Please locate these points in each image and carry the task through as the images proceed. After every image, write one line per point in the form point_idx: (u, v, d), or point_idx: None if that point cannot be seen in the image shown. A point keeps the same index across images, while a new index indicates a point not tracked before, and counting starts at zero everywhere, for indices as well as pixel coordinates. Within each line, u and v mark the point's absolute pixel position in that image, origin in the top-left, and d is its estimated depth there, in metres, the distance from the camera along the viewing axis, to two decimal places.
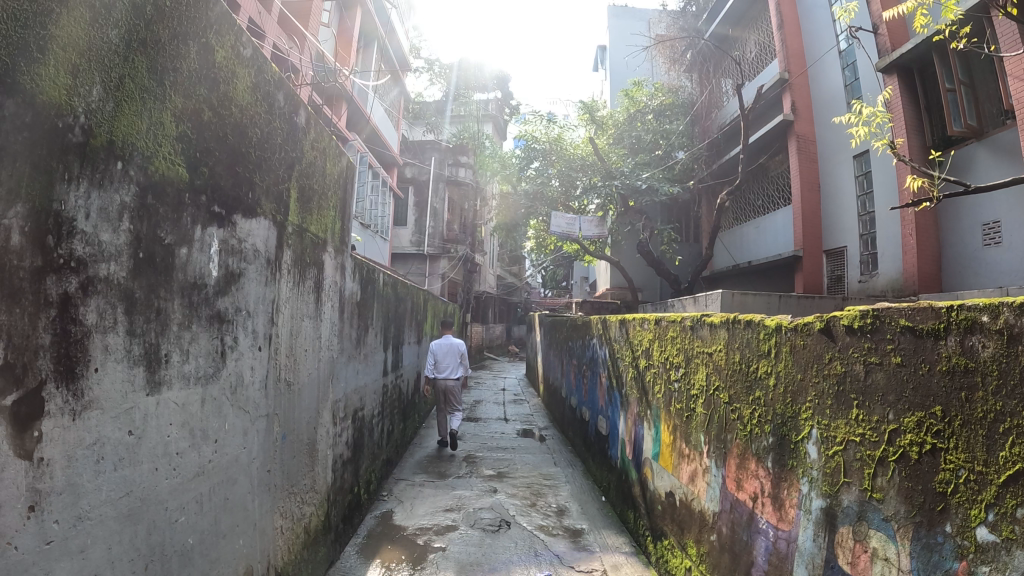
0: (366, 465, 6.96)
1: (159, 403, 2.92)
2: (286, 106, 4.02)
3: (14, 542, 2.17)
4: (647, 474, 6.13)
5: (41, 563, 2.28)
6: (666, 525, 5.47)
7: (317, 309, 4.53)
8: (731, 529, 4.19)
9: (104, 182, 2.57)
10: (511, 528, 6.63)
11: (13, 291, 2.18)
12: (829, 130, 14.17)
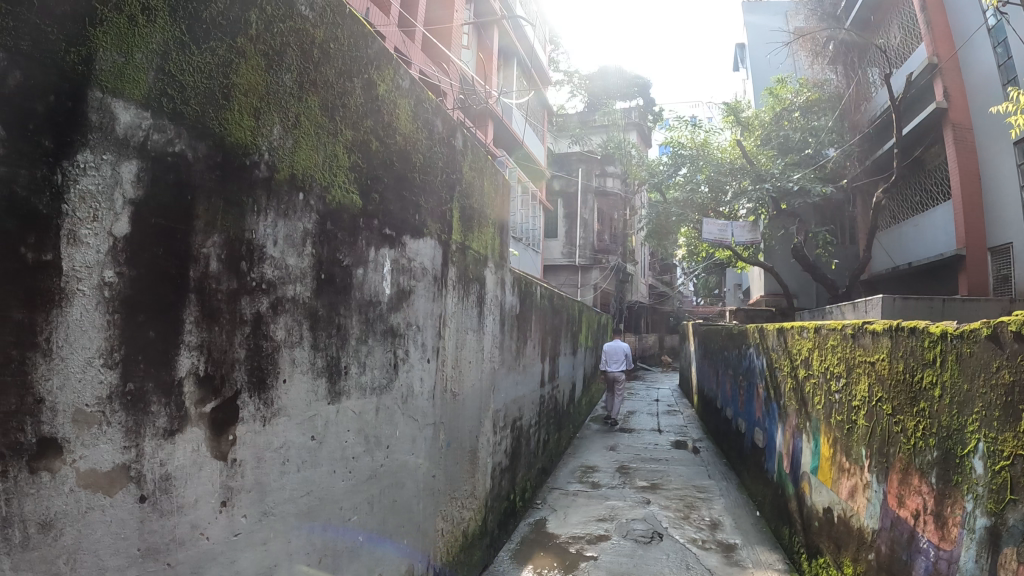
0: (523, 473, 7.14)
1: (339, 410, 3.16)
2: (445, 131, 4.22)
3: (206, 533, 2.50)
4: (805, 489, 5.90)
5: (228, 553, 2.59)
6: (823, 543, 5.25)
7: (479, 323, 4.72)
8: (892, 548, 3.98)
9: (289, 212, 2.84)
10: (663, 540, 6.58)
11: (211, 311, 2.48)
12: (987, 117, 13.08)
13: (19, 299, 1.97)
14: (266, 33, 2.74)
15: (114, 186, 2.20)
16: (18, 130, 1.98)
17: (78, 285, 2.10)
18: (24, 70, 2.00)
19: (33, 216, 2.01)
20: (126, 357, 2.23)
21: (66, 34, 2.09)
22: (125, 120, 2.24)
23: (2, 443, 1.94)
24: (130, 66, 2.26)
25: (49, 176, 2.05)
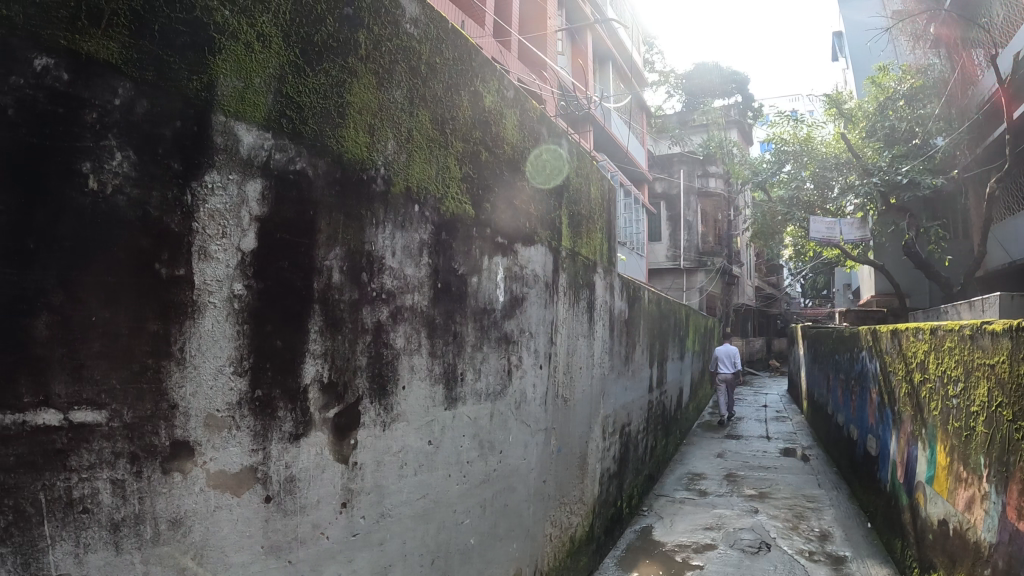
0: (630, 479, 7.08)
1: (455, 416, 3.22)
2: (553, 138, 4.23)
3: (326, 532, 2.61)
4: (919, 500, 5.61)
5: (346, 552, 2.68)
6: (938, 557, 4.99)
7: (590, 328, 4.71)
8: (1010, 564, 3.73)
9: (406, 223, 2.92)
10: (771, 551, 6.39)
11: (334, 321, 2.60)
12: None
13: (155, 312, 2.13)
14: (375, 52, 2.83)
15: (241, 205, 2.32)
16: (147, 154, 2.13)
17: (209, 298, 2.23)
18: (150, 98, 2.15)
19: (167, 234, 2.16)
20: (255, 366, 2.36)
21: (188, 63, 2.23)
22: (249, 141, 2.36)
23: (137, 445, 2.11)
24: (251, 90, 2.38)
25: (180, 196, 2.19)
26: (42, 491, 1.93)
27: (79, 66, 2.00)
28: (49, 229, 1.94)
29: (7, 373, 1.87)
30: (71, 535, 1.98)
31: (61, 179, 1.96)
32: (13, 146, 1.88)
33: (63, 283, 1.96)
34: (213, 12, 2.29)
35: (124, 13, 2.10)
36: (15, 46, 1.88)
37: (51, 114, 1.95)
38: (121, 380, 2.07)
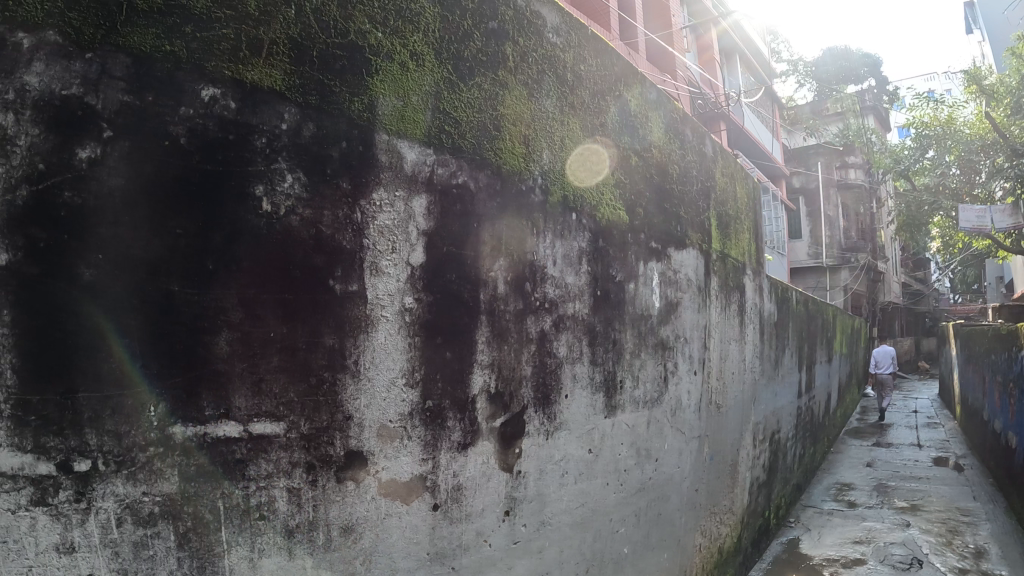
0: (777, 489, 6.82)
1: (614, 424, 3.20)
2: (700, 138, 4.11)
3: (489, 539, 2.64)
4: None
5: (507, 559, 2.69)
6: None
7: (741, 332, 4.56)
8: None
9: (565, 232, 2.92)
10: (924, 568, 6.00)
11: (500, 331, 2.62)
12: None
13: (330, 327, 2.23)
14: (523, 63, 2.86)
15: (408, 220, 2.38)
16: (317, 175, 2.23)
17: (382, 311, 2.31)
18: (315, 121, 2.25)
19: (339, 251, 2.25)
20: (426, 377, 2.41)
21: (348, 86, 2.32)
22: (412, 157, 2.41)
23: (312, 456, 2.21)
24: (410, 108, 2.44)
25: (351, 214, 2.27)
26: (221, 499, 2.10)
27: (244, 94, 2.14)
28: (228, 251, 2.10)
29: (190, 387, 2.06)
30: (247, 540, 2.13)
31: (235, 202, 2.12)
32: (188, 173, 2.07)
33: (242, 301, 2.11)
34: (368, 36, 2.40)
35: (283, 42, 2.23)
36: (182, 79, 2.08)
37: (223, 140, 2.11)
38: (298, 393, 2.19)
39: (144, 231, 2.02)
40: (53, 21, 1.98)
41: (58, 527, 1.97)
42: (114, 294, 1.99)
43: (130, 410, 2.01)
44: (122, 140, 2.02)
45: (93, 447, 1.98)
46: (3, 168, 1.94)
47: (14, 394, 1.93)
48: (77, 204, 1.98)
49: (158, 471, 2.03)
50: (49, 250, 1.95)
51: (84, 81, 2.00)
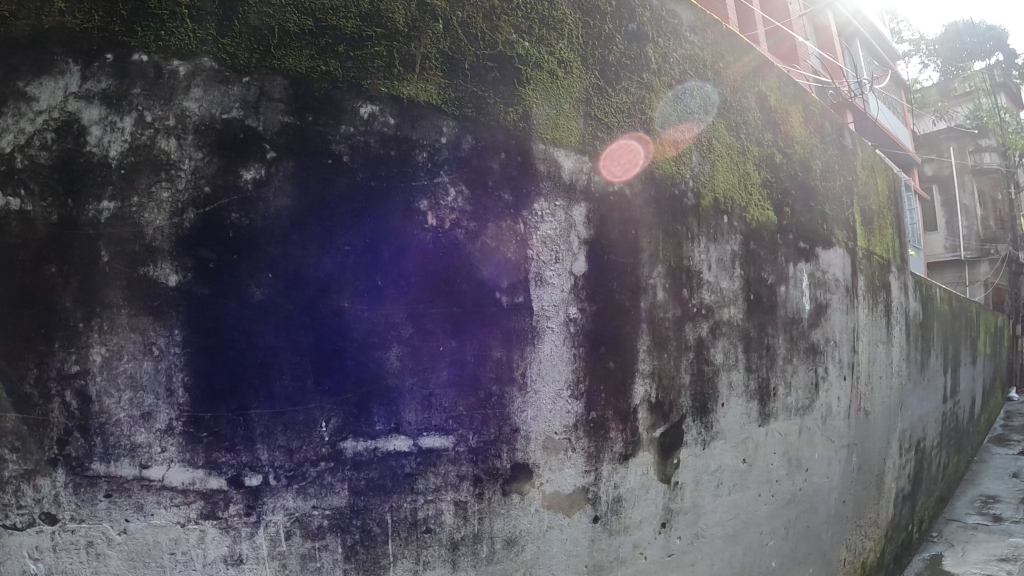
0: (919, 501, 6.46)
1: (768, 433, 3.11)
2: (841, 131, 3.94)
3: (645, 552, 2.65)
4: None
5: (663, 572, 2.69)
6: None
7: (888, 335, 4.34)
8: None
9: (718, 235, 2.85)
10: None
11: (660, 339, 2.60)
12: None
13: (498, 339, 2.23)
14: (664, 65, 2.81)
15: (570, 229, 2.37)
16: (480, 187, 2.22)
17: (547, 322, 2.30)
18: (473, 133, 2.24)
19: (504, 262, 2.24)
20: (589, 389, 2.42)
21: (502, 96, 2.31)
22: (569, 166, 2.39)
23: (480, 468, 2.23)
24: (563, 116, 2.43)
25: (514, 225, 2.27)
26: (389, 511, 2.13)
27: (403, 109, 2.15)
28: (396, 266, 2.09)
29: (362, 403, 2.07)
30: (413, 553, 2.16)
31: (401, 217, 2.11)
32: (352, 190, 2.06)
33: (411, 316, 2.11)
34: (514, 45, 2.38)
35: (435, 55, 2.24)
36: (341, 98, 2.09)
37: (385, 157, 2.11)
38: (467, 406, 2.19)
39: (313, 248, 2.02)
40: (207, 48, 2.02)
41: (227, 539, 1.99)
42: (285, 312, 2.00)
43: (301, 427, 2.03)
44: (286, 160, 2.03)
45: (264, 462, 2.01)
46: (169, 192, 1.97)
47: (187, 411, 1.96)
48: (244, 224, 1.98)
49: (328, 485, 2.06)
50: (219, 270, 1.96)
51: (244, 104, 2.02)
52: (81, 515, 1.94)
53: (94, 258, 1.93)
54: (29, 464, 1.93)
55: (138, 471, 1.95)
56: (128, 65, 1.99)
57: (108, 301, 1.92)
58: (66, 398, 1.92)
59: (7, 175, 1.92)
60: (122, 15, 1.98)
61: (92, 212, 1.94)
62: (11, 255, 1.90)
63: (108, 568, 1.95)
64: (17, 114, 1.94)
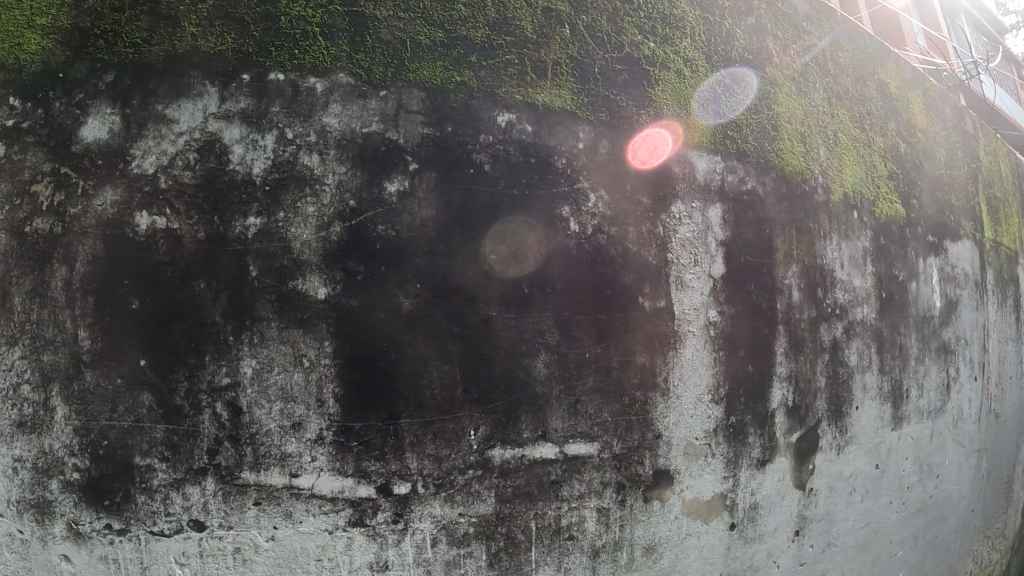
0: None
1: (900, 437, 3.02)
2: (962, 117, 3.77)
3: (778, 560, 2.67)
4: None
5: None
6: None
7: (1017, 331, 4.14)
8: None
9: (849, 232, 2.79)
10: None
11: (797, 341, 2.59)
12: None
13: (641, 344, 2.24)
14: (786, 56, 2.74)
15: (707, 231, 2.39)
16: (618, 192, 2.23)
17: (688, 326, 2.33)
18: (609, 137, 2.24)
19: (646, 267, 2.26)
20: (729, 393, 2.44)
21: (633, 99, 2.30)
22: (703, 167, 2.40)
23: (623, 475, 2.27)
24: (694, 117, 2.41)
25: (653, 229, 2.28)
26: (533, 519, 2.18)
27: (539, 116, 2.16)
28: (541, 273, 2.09)
29: (510, 410, 2.10)
30: (555, 559, 2.23)
31: (544, 225, 2.12)
32: (496, 199, 2.08)
33: (557, 323, 2.11)
34: (641, 46, 2.35)
35: (564, 60, 2.23)
36: (478, 108, 2.11)
37: (525, 164, 2.12)
38: (611, 413, 2.21)
39: (459, 258, 2.03)
40: (342, 63, 2.05)
41: (373, 546, 2.06)
42: (434, 322, 2.01)
43: (450, 435, 2.06)
44: (428, 171, 2.04)
45: (414, 470, 2.05)
46: (315, 207, 2.00)
47: (338, 421, 2.00)
48: (390, 236, 2.00)
49: (475, 493, 2.11)
50: (368, 282, 1.99)
51: (383, 117, 2.04)
52: (229, 522, 2.04)
53: (242, 273, 1.97)
54: (178, 473, 2.02)
55: (288, 480, 2.01)
56: (266, 84, 2.03)
57: (259, 315, 1.97)
58: (217, 410, 1.99)
59: (153, 196, 1.98)
60: (257, 37, 2.04)
61: (239, 228, 1.98)
62: (161, 272, 1.97)
63: (254, 573, 2.08)
64: (159, 136, 2.01)
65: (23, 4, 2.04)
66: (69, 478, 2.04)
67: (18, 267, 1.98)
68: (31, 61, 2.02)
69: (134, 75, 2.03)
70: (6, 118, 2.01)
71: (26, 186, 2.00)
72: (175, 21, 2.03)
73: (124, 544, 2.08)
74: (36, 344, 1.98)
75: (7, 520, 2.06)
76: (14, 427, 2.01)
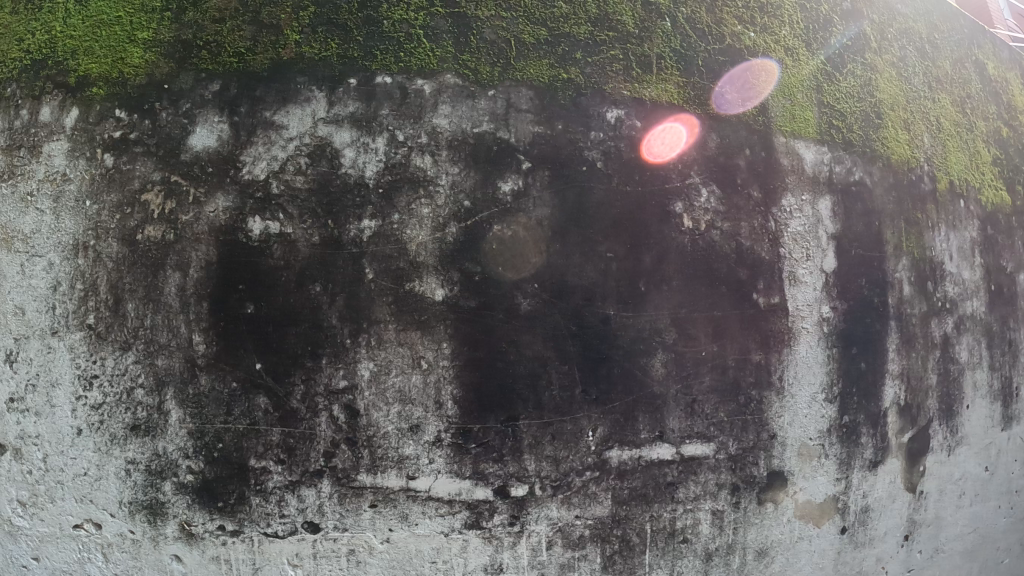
0: None
1: (1010, 438, 2.94)
2: None
3: (887, 566, 2.67)
4: None
5: None
6: None
7: None
8: None
9: (957, 223, 2.74)
10: None
11: (908, 337, 2.57)
12: None
13: (757, 342, 2.28)
14: (884, 41, 2.70)
15: (817, 224, 2.39)
16: (730, 187, 2.26)
17: (802, 323, 2.34)
18: (717, 131, 2.26)
19: (760, 263, 2.28)
20: (842, 393, 2.43)
21: (736, 91, 2.31)
22: (811, 158, 2.40)
23: (737, 477, 2.32)
24: (798, 106, 2.42)
25: (765, 224, 2.30)
26: (649, 521, 2.25)
27: (648, 112, 2.18)
28: (657, 270, 2.13)
29: (628, 411, 2.14)
30: (668, 562, 2.31)
31: (659, 222, 2.14)
32: (610, 197, 2.09)
33: (675, 322, 2.15)
34: (742, 37, 2.36)
35: (668, 54, 2.25)
36: (589, 105, 2.14)
37: (637, 160, 2.14)
38: (727, 413, 2.26)
39: (576, 257, 2.05)
40: (450, 64, 2.07)
41: (489, 549, 2.13)
42: (552, 322, 2.03)
43: (569, 436, 2.10)
44: (542, 170, 2.05)
45: (532, 473, 2.09)
46: (430, 208, 2.00)
47: (457, 424, 2.03)
48: (507, 236, 2.01)
49: (592, 495, 2.17)
50: (486, 283, 2.00)
51: (494, 117, 2.05)
52: (345, 524, 2.07)
53: (359, 275, 1.98)
54: (294, 476, 2.04)
55: (406, 482, 2.04)
56: (374, 87, 2.04)
57: (376, 318, 1.98)
58: (333, 413, 2.01)
59: (266, 201, 2.00)
60: (361, 42, 2.05)
61: (354, 230, 1.99)
62: (276, 276, 1.99)
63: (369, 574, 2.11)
64: (269, 142, 2.02)
65: (124, 20, 2.10)
66: (182, 480, 2.07)
67: (132, 273, 2.03)
68: (136, 74, 2.06)
69: (242, 84, 2.04)
70: (113, 130, 2.05)
71: (136, 195, 2.04)
72: (278, 29, 2.06)
73: (236, 545, 2.11)
74: (150, 349, 2.03)
75: (119, 521, 2.11)
76: (127, 430, 2.05)
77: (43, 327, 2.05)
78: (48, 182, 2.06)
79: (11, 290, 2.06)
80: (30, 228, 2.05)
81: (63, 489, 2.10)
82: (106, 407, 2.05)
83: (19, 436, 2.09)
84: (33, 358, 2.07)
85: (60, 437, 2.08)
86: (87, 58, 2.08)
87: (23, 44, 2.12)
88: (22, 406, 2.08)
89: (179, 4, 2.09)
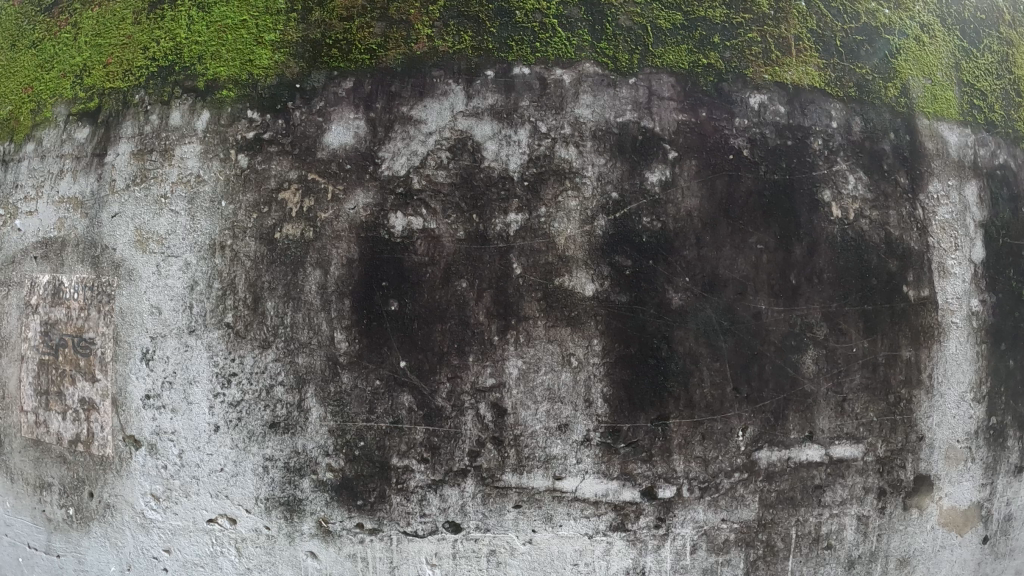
0: None
1: None
2: None
3: None
4: None
5: None
6: None
7: None
8: None
9: None
10: None
11: None
12: None
13: (908, 338, 2.15)
14: (1016, 14, 2.53)
15: (966, 210, 2.24)
16: (877, 172, 2.13)
17: (952, 317, 2.20)
18: (860, 114, 2.14)
19: (910, 253, 2.15)
20: (992, 391, 2.28)
21: (879, 71, 2.19)
22: (955, 140, 2.25)
23: (885, 480, 2.19)
24: (940, 86, 2.27)
25: (915, 212, 2.16)
26: (796, 526, 2.15)
27: (790, 97, 2.08)
28: (809, 263, 2.04)
29: (779, 410, 2.07)
30: (812, 567, 2.20)
31: (808, 211, 2.05)
32: (759, 185, 2.02)
33: (826, 316, 2.06)
34: (877, 14, 2.22)
35: (806, 35, 2.13)
36: (730, 91, 2.05)
37: (783, 147, 2.06)
38: (878, 413, 2.14)
39: (726, 250, 2.00)
40: (586, 53, 2.01)
41: (632, 552, 2.10)
42: (705, 317, 2.00)
43: (719, 436, 2.05)
44: (689, 159, 2.00)
45: (679, 474, 2.06)
46: (577, 200, 1.97)
47: (606, 422, 2.01)
48: (656, 228, 1.97)
49: (739, 497, 2.10)
50: (636, 277, 1.97)
51: (636, 105, 2.00)
52: (487, 524, 2.06)
53: (506, 270, 1.96)
54: (437, 475, 2.04)
55: (551, 482, 2.03)
56: (512, 79, 2.00)
57: (524, 314, 1.97)
58: (480, 411, 2.00)
59: (407, 197, 1.98)
60: (494, 33, 2.01)
61: (500, 225, 1.96)
62: (421, 273, 1.97)
63: None
64: (408, 137, 1.99)
65: (248, 22, 2.09)
66: (321, 477, 2.07)
67: (271, 272, 2.03)
68: (266, 75, 2.05)
69: (374, 79, 2.02)
70: (247, 131, 2.05)
71: (273, 195, 2.03)
72: (408, 24, 2.03)
73: (375, 543, 2.10)
74: (291, 347, 2.03)
75: (254, 516, 2.12)
76: (266, 427, 2.06)
77: (180, 326, 2.08)
78: (183, 184, 2.08)
79: (147, 291, 2.11)
80: (166, 229, 2.09)
81: (198, 484, 2.13)
82: (245, 404, 2.06)
83: (155, 432, 2.13)
84: (170, 356, 2.10)
85: (197, 434, 2.10)
86: (213, 61, 2.09)
87: (150, 52, 2.16)
88: (158, 402, 2.12)
89: (304, 4, 2.07)
